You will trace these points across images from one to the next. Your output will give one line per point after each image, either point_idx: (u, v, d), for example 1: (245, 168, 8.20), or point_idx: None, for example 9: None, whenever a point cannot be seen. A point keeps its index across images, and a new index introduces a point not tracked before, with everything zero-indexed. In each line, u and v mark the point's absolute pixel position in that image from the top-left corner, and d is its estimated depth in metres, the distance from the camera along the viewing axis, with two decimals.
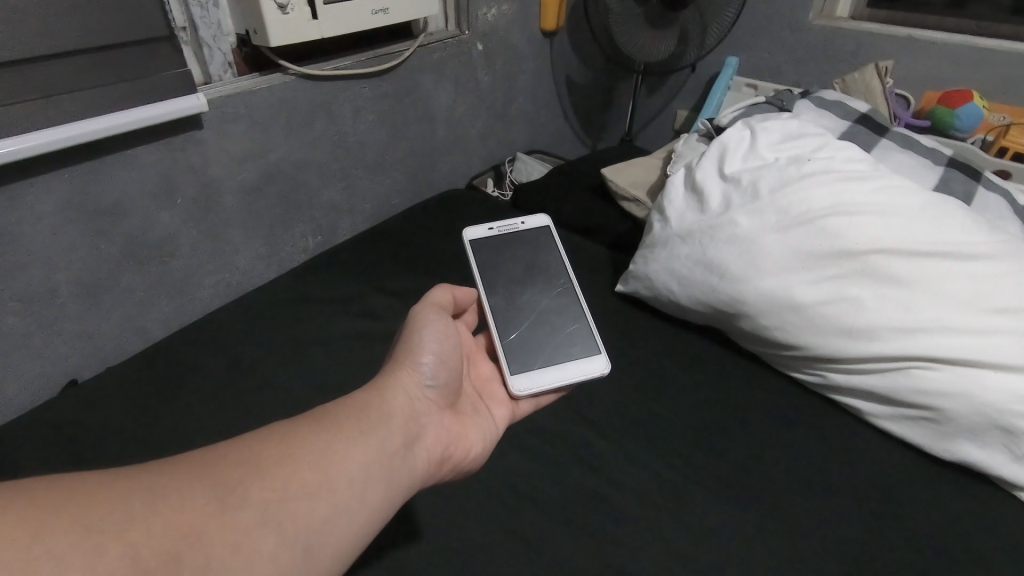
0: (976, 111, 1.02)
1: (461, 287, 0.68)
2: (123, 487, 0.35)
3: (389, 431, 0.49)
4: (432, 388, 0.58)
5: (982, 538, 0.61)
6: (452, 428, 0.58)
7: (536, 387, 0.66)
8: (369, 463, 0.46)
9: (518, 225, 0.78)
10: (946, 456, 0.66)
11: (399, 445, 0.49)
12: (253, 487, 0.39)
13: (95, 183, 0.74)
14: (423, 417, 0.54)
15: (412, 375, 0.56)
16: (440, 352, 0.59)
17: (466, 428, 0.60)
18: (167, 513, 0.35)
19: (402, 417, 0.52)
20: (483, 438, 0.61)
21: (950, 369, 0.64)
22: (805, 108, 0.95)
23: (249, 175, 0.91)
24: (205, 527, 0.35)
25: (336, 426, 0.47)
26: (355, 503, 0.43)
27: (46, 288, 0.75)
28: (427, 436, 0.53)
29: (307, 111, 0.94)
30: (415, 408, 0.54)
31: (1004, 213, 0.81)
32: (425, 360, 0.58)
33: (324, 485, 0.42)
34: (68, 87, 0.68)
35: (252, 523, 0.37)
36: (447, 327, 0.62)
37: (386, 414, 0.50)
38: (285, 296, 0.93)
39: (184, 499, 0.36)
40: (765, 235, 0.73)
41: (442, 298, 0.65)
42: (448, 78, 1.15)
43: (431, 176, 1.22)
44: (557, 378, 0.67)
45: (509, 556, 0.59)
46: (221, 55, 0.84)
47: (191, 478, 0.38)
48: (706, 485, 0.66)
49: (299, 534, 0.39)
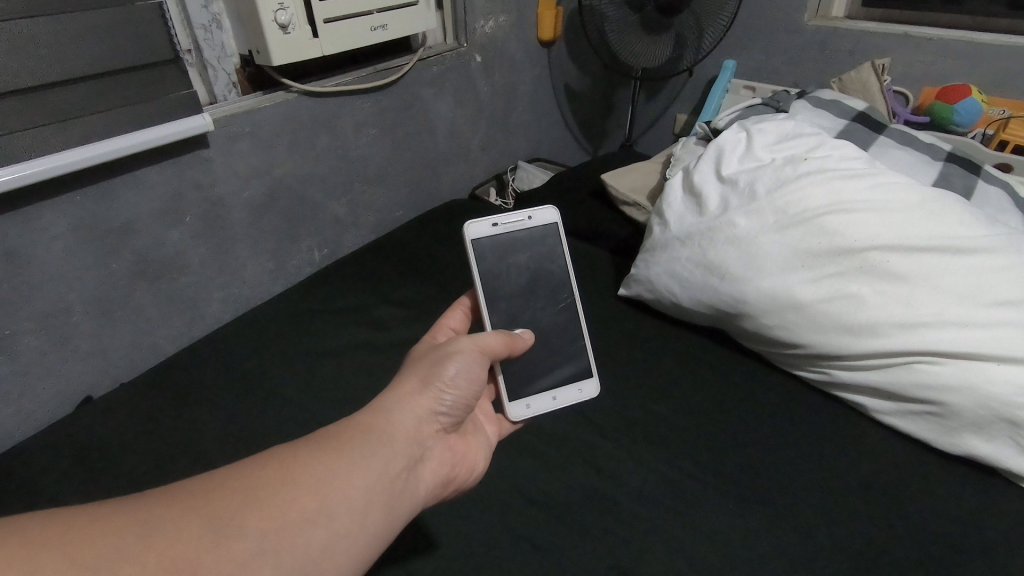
0: (975, 106, 1.02)
1: (518, 342, 0.63)
2: (121, 520, 0.37)
3: (395, 453, 0.49)
4: (446, 414, 0.56)
5: (991, 530, 0.61)
6: (455, 450, 0.58)
7: (531, 414, 0.68)
8: (373, 485, 0.46)
9: (524, 221, 0.74)
10: (952, 450, 0.66)
11: (404, 466, 0.49)
12: (250, 514, 0.40)
13: (106, 204, 0.76)
14: (430, 441, 0.54)
15: (429, 400, 0.54)
16: (467, 389, 0.57)
17: (467, 449, 0.61)
18: (159, 547, 0.36)
19: (411, 438, 0.51)
20: (481, 458, 0.62)
21: (954, 363, 0.64)
22: (802, 108, 0.96)
23: (254, 192, 0.93)
24: (201, 562, 0.36)
25: (340, 445, 0.47)
26: (356, 527, 0.44)
27: (60, 308, 0.77)
28: (431, 457, 0.54)
29: (310, 128, 0.96)
30: (423, 430, 0.53)
31: (1006, 206, 0.81)
32: (450, 391, 0.56)
33: (324, 510, 0.43)
34: (79, 111, 0.71)
35: (247, 555, 0.38)
36: (484, 367, 0.58)
37: (393, 436, 0.50)
38: (293, 308, 0.95)
39: (177, 530, 0.37)
40: (765, 236, 0.74)
41: (493, 342, 0.60)
42: (448, 90, 1.16)
43: (433, 186, 1.24)
44: (551, 405, 0.70)
45: (516, 559, 0.60)
46: (225, 75, 0.87)
47: (189, 508, 0.39)
48: (713, 485, 0.66)
49: (296, 563, 0.40)
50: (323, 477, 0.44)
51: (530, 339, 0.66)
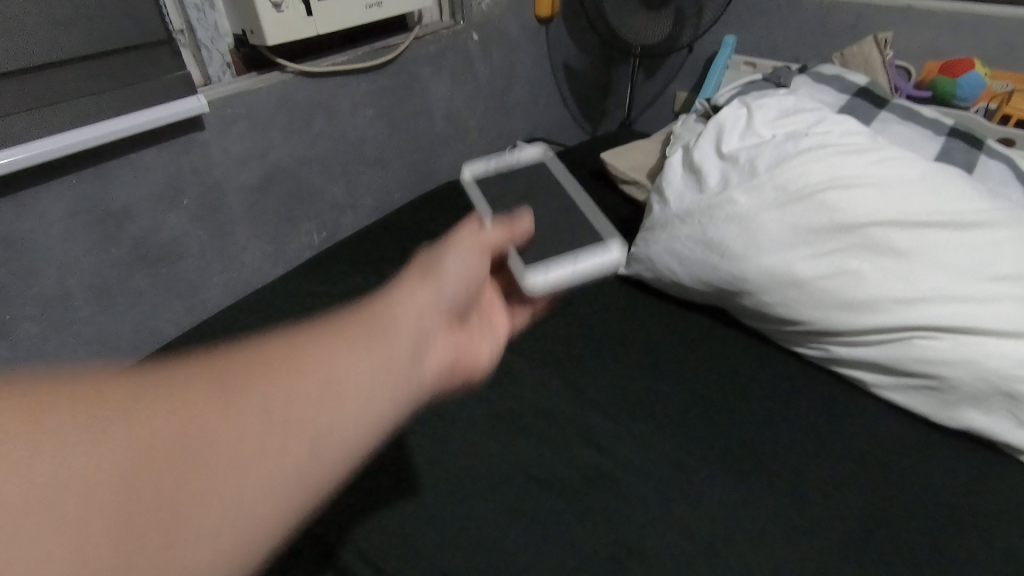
0: (978, 80, 1.01)
1: (516, 228, 0.61)
2: (75, 381, 0.28)
3: (405, 331, 0.41)
4: (452, 302, 0.50)
5: (986, 501, 0.62)
6: (463, 342, 0.51)
7: (553, 277, 0.63)
8: (384, 363, 0.38)
9: (513, 159, 0.84)
10: (950, 423, 0.67)
11: (416, 351, 0.41)
12: (245, 387, 0.31)
13: (102, 188, 0.76)
14: (438, 328, 0.46)
15: (433, 287, 0.47)
16: (467, 277, 0.52)
17: (473, 341, 0.53)
18: (141, 417, 0.28)
19: (418, 321, 0.43)
20: (490, 351, 0.54)
21: (953, 338, 0.64)
22: (802, 83, 0.95)
23: (252, 175, 0.92)
24: (190, 430, 0.28)
25: (343, 324, 0.39)
26: (367, 407, 0.35)
27: (60, 293, 0.77)
28: (440, 345, 0.46)
29: (306, 110, 0.95)
30: (432, 317, 0.45)
31: (1008, 181, 0.80)
32: (451, 279, 0.50)
33: (333, 385, 0.34)
34: (71, 94, 0.70)
35: (242, 429, 0.30)
36: (480, 258, 0.54)
37: (398, 316, 0.42)
38: (292, 292, 0.95)
39: (156, 390, 0.29)
40: (765, 212, 0.73)
41: (491, 237, 0.58)
42: (445, 70, 1.15)
43: (431, 167, 1.23)
44: (573, 269, 0.65)
45: (519, 534, 0.61)
46: (219, 56, 0.86)
47: (162, 372, 0.30)
48: (713, 461, 0.67)
49: (304, 444, 0.32)
50: (322, 328, 0.37)
51: (530, 226, 0.63)
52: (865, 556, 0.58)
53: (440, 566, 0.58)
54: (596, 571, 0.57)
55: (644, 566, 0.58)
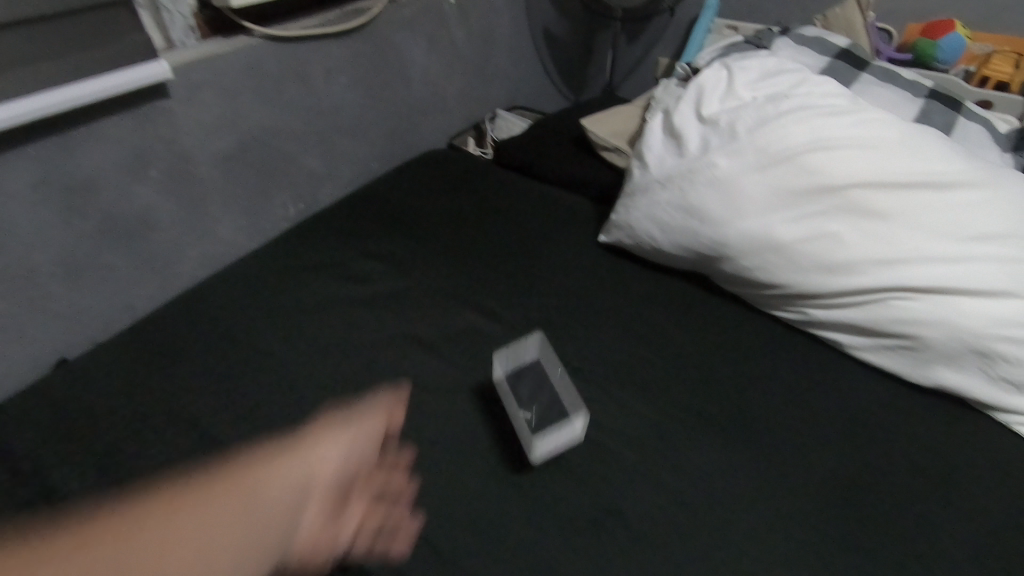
0: (959, 42, 1.01)
1: (391, 411, 0.51)
2: None
3: (266, 504, 0.41)
4: (338, 488, 0.47)
5: (957, 457, 0.64)
6: (332, 523, 0.47)
7: (549, 435, 0.64)
8: (239, 556, 0.38)
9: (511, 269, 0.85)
10: (924, 382, 0.68)
11: (273, 543, 0.41)
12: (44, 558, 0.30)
13: (64, 158, 0.73)
14: (307, 513, 0.44)
15: (314, 473, 0.45)
16: (352, 467, 0.48)
17: (346, 516, 0.49)
18: None
19: (282, 509, 0.42)
20: (349, 526, 0.49)
21: (928, 298, 0.65)
22: (783, 45, 0.94)
23: (222, 145, 0.89)
24: None
25: (197, 495, 0.38)
26: None
27: (25, 269, 0.74)
28: (303, 527, 0.44)
29: (276, 76, 0.91)
30: (310, 498, 0.44)
31: (985, 142, 0.81)
32: (337, 467, 0.46)
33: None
34: (25, 58, 0.67)
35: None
36: (369, 444, 0.49)
37: (263, 496, 0.41)
38: (268, 262, 0.91)
39: None
40: (745, 175, 0.73)
41: (374, 414, 0.49)
42: (421, 34, 1.11)
43: (410, 137, 1.20)
44: (566, 421, 0.66)
45: (504, 500, 0.61)
46: (181, 19, 0.83)
47: None
48: (694, 424, 0.67)
49: None
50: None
51: (394, 401, 0.52)
52: (838, 512, 0.60)
53: (424, 533, 0.59)
54: (579, 533, 0.58)
55: (626, 526, 0.59)
